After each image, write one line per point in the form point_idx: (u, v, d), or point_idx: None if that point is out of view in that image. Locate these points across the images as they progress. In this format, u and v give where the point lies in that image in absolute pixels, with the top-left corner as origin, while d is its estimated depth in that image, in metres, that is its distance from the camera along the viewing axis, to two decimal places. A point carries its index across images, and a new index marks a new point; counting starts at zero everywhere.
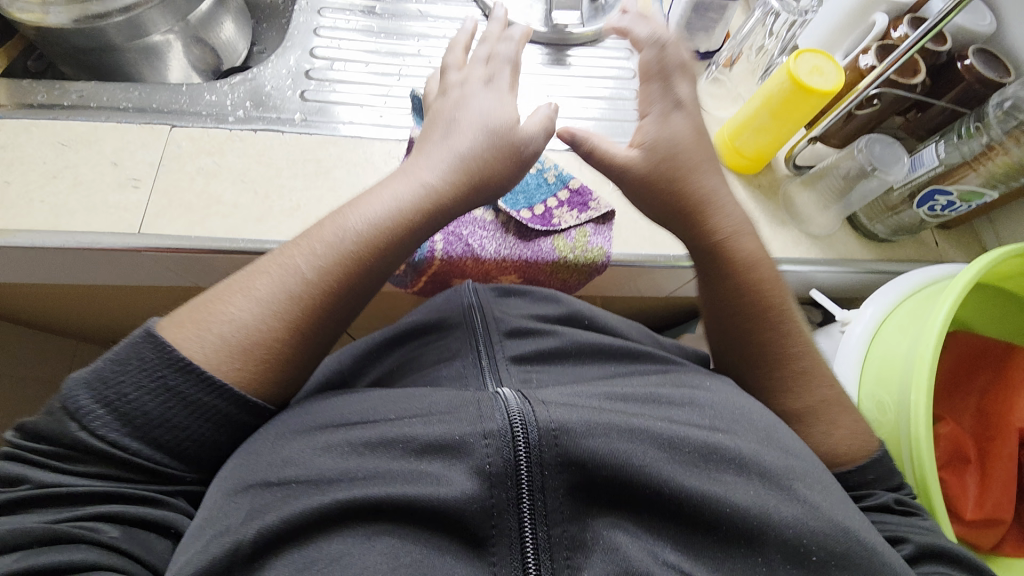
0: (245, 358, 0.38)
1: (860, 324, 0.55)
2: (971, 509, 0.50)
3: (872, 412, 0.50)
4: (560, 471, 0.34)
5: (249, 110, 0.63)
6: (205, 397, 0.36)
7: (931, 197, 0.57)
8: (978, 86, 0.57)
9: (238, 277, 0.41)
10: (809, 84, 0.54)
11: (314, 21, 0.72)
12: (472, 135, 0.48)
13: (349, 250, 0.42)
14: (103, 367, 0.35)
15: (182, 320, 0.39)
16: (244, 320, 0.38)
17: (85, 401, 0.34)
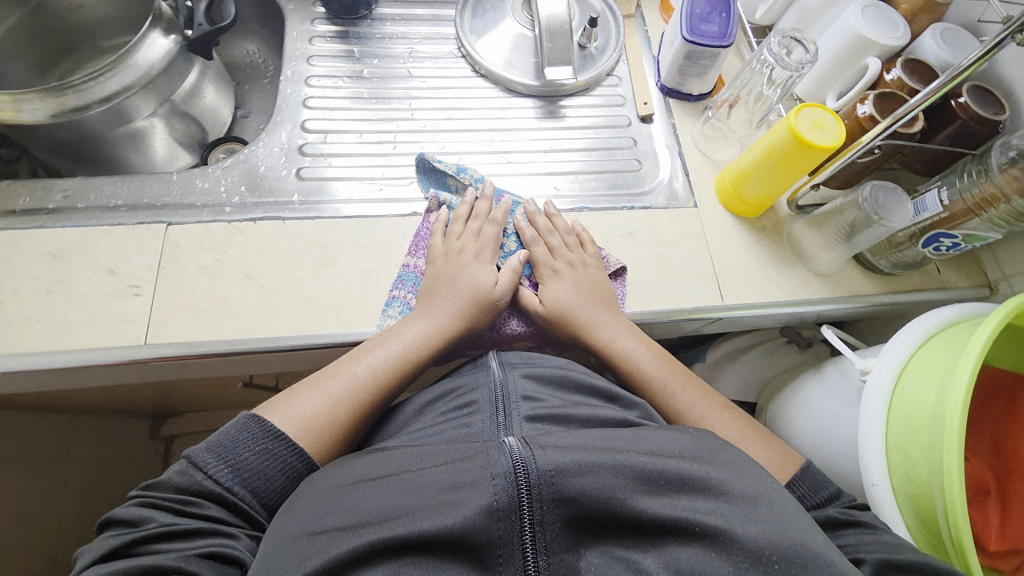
0: (322, 433, 0.46)
1: (880, 375, 0.54)
2: (994, 541, 0.51)
3: (903, 466, 0.50)
4: (557, 506, 0.35)
5: (245, 196, 0.61)
6: (290, 458, 0.43)
7: (936, 239, 0.58)
8: (973, 124, 0.58)
9: (319, 372, 0.50)
10: (812, 140, 0.54)
11: (301, 91, 0.70)
12: (478, 298, 0.55)
13: (393, 361, 0.50)
14: (222, 436, 0.42)
15: (271, 406, 0.47)
16: (322, 410, 0.46)
17: (206, 455, 0.41)
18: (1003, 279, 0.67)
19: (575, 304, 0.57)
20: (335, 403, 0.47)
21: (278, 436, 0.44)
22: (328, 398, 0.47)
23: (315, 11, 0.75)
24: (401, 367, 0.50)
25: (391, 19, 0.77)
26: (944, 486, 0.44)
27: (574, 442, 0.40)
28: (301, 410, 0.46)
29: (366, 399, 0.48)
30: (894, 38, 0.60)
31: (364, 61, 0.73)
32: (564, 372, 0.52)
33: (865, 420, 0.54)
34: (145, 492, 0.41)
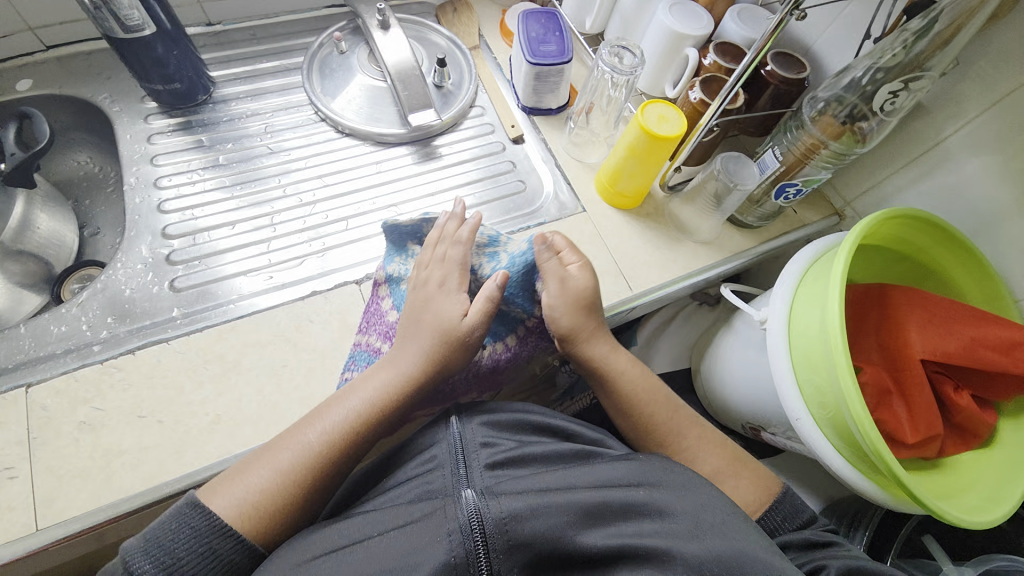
0: (268, 515, 0.43)
1: (775, 320, 0.61)
2: (911, 435, 0.59)
3: (814, 396, 0.56)
4: (511, 553, 0.39)
5: (114, 327, 0.55)
6: (233, 553, 0.42)
7: (784, 190, 0.66)
8: (783, 86, 0.67)
9: (273, 442, 0.47)
10: (661, 133, 0.60)
11: (153, 196, 0.64)
12: (437, 337, 0.52)
13: (352, 422, 0.48)
14: (160, 534, 0.40)
15: (219, 483, 0.44)
16: (269, 491, 0.44)
17: (140, 564, 0.38)
18: (847, 205, 0.78)
19: (559, 321, 0.56)
20: (286, 481, 0.44)
21: (224, 531, 0.41)
22: (279, 474, 0.44)
23: (145, 107, 0.70)
24: (357, 428, 0.48)
25: (236, 99, 0.73)
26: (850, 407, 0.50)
27: (528, 485, 0.43)
28: (248, 490, 0.44)
29: (321, 469, 0.46)
30: (701, 28, 0.67)
31: (217, 148, 0.69)
32: (518, 413, 0.53)
33: (774, 360, 0.60)
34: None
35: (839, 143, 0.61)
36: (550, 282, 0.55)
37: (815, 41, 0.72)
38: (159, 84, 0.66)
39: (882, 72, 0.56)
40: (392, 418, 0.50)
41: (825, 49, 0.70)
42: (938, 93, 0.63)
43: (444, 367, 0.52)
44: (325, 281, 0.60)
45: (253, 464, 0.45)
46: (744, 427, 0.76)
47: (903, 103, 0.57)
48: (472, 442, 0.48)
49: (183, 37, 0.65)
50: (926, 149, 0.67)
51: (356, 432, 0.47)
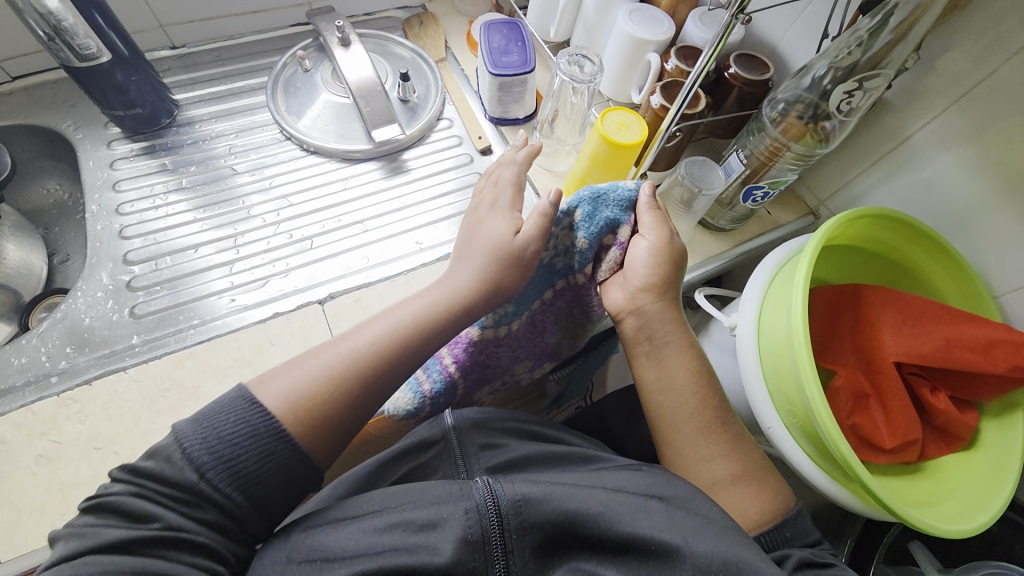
0: (315, 423, 0.42)
1: (745, 325, 0.60)
2: (888, 438, 0.58)
3: (784, 402, 0.55)
4: (523, 534, 0.41)
5: (74, 358, 0.54)
6: (287, 461, 0.40)
7: (751, 193, 0.65)
8: (748, 88, 0.66)
9: (316, 351, 0.47)
10: (621, 141, 0.59)
11: (115, 222, 0.64)
12: (488, 253, 0.52)
13: (404, 332, 0.48)
14: (222, 427, 0.39)
15: (273, 376, 0.44)
16: (318, 393, 0.43)
17: (197, 448, 0.38)
18: (821, 204, 0.77)
19: (639, 272, 0.54)
20: (336, 387, 0.44)
21: (279, 434, 0.41)
22: (335, 375, 0.44)
23: (109, 132, 0.70)
24: (407, 336, 0.48)
25: (201, 120, 0.73)
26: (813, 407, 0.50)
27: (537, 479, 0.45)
28: (299, 388, 0.43)
29: (368, 376, 0.46)
30: (661, 32, 0.66)
31: (181, 171, 0.69)
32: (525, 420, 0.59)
33: (743, 361, 0.59)
34: (138, 481, 0.38)
35: (801, 145, 0.60)
36: (647, 229, 0.54)
37: (780, 40, 0.71)
38: (120, 110, 0.66)
39: (840, 70, 0.55)
40: (438, 334, 0.49)
41: (790, 48, 0.70)
42: (905, 87, 0.62)
43: (498, 282, 0.52)
44: (288, 302, 0.60)
45: (299, 365, 0.45)
46: None
47: (860, 102, 0.56)
48: (472, 447, 0.53)
49: (142, 62, 0.66)
50: (895, 145, 0.66)
51: (405, 339, 0.48)
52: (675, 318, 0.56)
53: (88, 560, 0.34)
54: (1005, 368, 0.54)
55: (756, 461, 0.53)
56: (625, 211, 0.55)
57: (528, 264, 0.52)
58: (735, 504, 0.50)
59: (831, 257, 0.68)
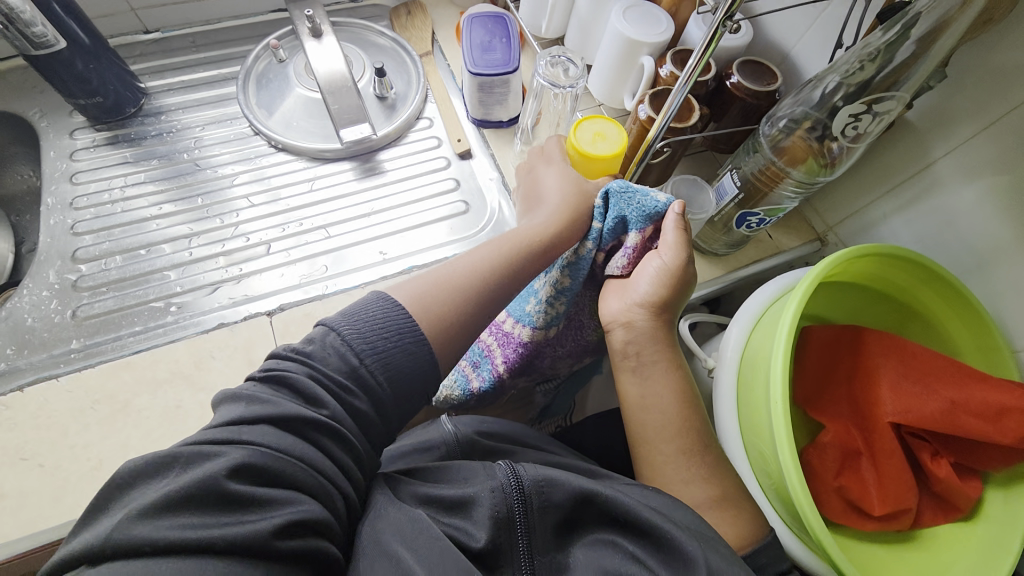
0: (445, 328, 0.44)
1: (725, 371, 0.54)
2: (876, 505, 0.52)
3: (757, 459, 0.50)
4: (547, 514, 0.38)
5: (13, 359, 0.53)
6: (419, 358, 0.41)
7: (745, 219, 0.58)
8: (752, 100, 0.59)
9: (436, 270, 0.48)
10: (590, 152, 0.55)
11: (69, 217, 0.62)
12: (578, 197, 0.54)
13: (511, 259, 0.49)
14: (381, 314, 0.42)
15: (416, 287, 0.46)
16: (445, 306, 0.45)
17: (350, 335, 0.40)
18: (829, 229, 0.70)
19: (648, 292, 0.48)
20: (455, 297, 0.45)
21: (415, 334, 0.42)
22: (455, 288, 0.46)
23: (73, 120, 0.68)
24: (509, 265, 0.49)
25: (170, 111, 0.70)
26: (785, 461, 0.44)
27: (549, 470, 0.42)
28: (428, 298, 0.45)
29: (485, 292, 0.47)
30: (656, 35, 0.60)
31: (143, 164, 0.66)
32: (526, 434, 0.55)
33: (722, 397, 0.54)
34: (310, 362, 0.38)
35: (801, 171, 0.53)
36: (664, 246, 0.48)
37: (793, 46, 0.63)
38: (82, 99, 0.64)
39: (849, 88, 0.49)
40: (538, 261, 0.50)
41: (803, 56, 0.62)
42: (929, 108, 0.54)
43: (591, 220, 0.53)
44: (236, 312, 0.57)
45: (432, 277, 0.47)
46: None
47: (868, 127, 0.50)
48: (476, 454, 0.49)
49: (104, 47, 0.63)
50: (914, 173, 0.58)
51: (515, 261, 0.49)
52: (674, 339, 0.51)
53: (266, 428, 0.33)
54: (1014, 439, 0.48)
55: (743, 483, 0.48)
56: (642, 221, 0.49)
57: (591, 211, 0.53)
58: (723, 519, 0.44)
59: (833, 296, 0.62)
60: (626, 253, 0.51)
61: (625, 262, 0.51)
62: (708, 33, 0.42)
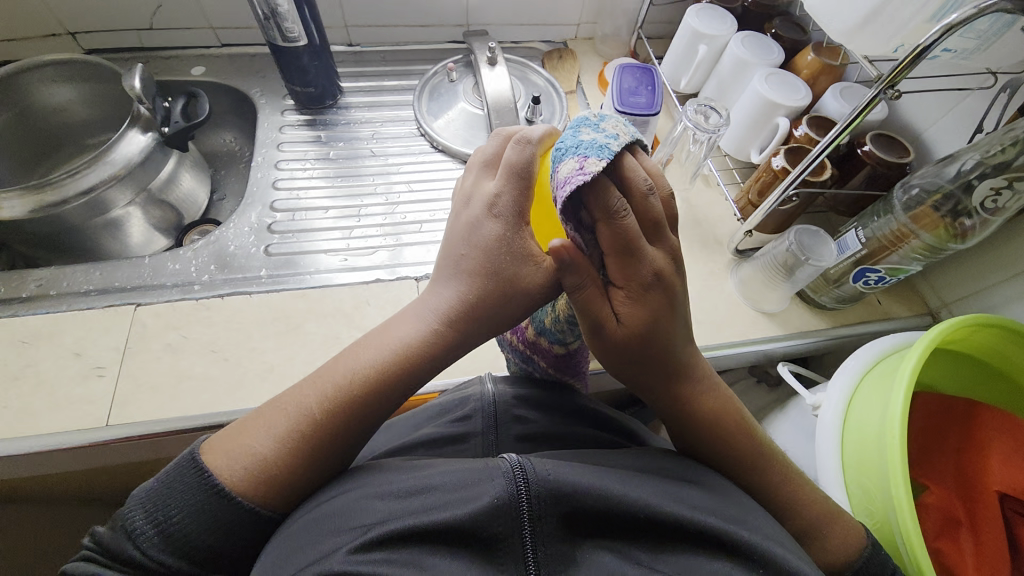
0: (267, 483, 0.41)
1: (830, 409, 0.55)
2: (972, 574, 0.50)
3: (859, 498, 0.50)
4: (552, 508, 0.36)
5: (215, 274, 0.64)
6: (233, 515, 0.40)
7: (863, 274, 0.62)
8: (881, 168, 0.64)
9: (265, 409, 0.45)
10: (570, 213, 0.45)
11: (271, 174, 0.76)
12: (489, 286, 0.45)
13: (352, 388, 0.43)
14: (154, 491, 0.40)
15: (222, 437, 0.43)
16: (269, 455, 0.41)
17: (139, 513, 0.40)
18: (944, 306, 0.71)
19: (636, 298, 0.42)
20: (285, 441, 0.42)
21: (216, 491, 0.40)
22: (277, 430, 0.42)
23: (285, 102, 0.83)
24: (358, 384, 0.43)
25: (356, 107, 0.85)
26: (896, 507, 0.45)
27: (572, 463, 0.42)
28: (236, 448, 0.42)
29: (316, 425, 0.42)
30: (797, 99, 0.67)
31: (330, 145, 0.80)
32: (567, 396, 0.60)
33: (822, 441, 0.55)
34: (93, 536, 0.40)
35: (932, 235, 0.57)
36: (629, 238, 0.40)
37: (925, 129, 0.69)
38: (298, 86, 0.79)
39: (986, 166, 0.53)
40: (393, 377, 0.44)
41: (935, 138, 0.67)
42: None
43: (495, 316, 0.45)
44: (389, 272, 0.67)
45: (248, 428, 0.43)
46: None
47: (1007, 203, 0.52)
48: (507, 436, 0.54)
49: (326, 50, 0.78)
50: None
51: (353, 392, 0.43)
52: (669, 357, 0.45)
53: None
54: None
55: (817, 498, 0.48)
56: (589, 149, 0.39)
57: (523, 296, 0.45)
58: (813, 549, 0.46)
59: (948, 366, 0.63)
60: (561, 188, 0.39)
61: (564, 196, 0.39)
62: (863, 103, 0.49)
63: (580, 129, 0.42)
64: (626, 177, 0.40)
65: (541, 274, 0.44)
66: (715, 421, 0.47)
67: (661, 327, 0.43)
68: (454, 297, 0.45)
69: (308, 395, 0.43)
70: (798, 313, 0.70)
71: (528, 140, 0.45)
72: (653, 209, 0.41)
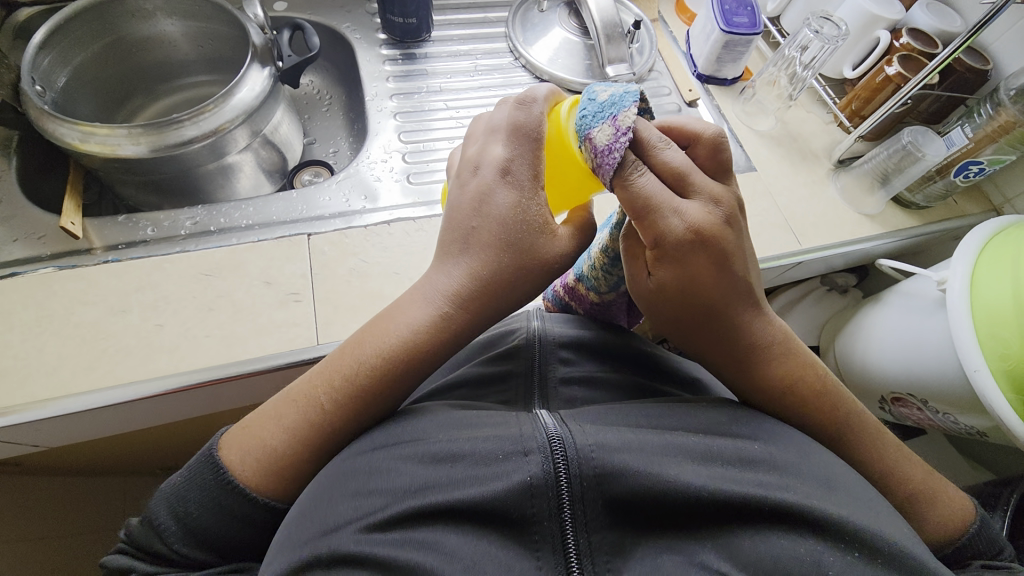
0: (279, 479, 0.40)
1: (958, 279, 0.63)
2: None
3: (996, 351, 0.58)
4: (597, 484, 0.34)
5: (366, 204, 0.64)
6: (253, 513, 0.40)
7: (966, 167, 0.71)
8: (969, 74, 0.72)
9: (273, 403, 0.42)
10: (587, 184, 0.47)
11: (388, 107, 0.75)
12: (501, 259, 0.41)
13: (363, 382, 0.40)
14: (176, 487, 0.41)
15: (235, 431, 0.42)
16: (279, 447, 0.40)
17: (162, 510, 0.40)
18: (1006, 202, 0.80)
19: (678, 263, 0.40)
20: (298, 440, 0.40)
21: (228, 490, 0.39)
22: (289, 422, 0.40)
23: (378, 37, 0.82)
24: (371, 373, 0.40)
25: (450, 39, 0.84)
26: None
27: (616, 425, 0.39)
28: (247, 438, 0.41)
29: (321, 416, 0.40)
30: (895, 13, 0.73)
31: (434, 78, 0.80)
32: (623, 339, 0.55)
33: (955, 321, 0.62)
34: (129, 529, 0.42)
35: None
36: (666, 204, 0.39)
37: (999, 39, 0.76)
38: (397, 17, 0.78)
39: None
40: (411, 372, 0.41)
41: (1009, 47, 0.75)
42: None
43: (511, 292, 0.42)
44: None
45: (255, 423, 0.41)
46: (882, 399, 0.78)
47: None
48: (552, 377, 0.48)
49: None
50: None
51: (365, 375, 0.40)
52: (723, 321, 0.44)
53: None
54: None
55: (878, 468, 0.46)
56: (614, 108, 0.39)
57: (538, 268, 0.42)
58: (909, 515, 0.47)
59: None
60: (608, 156, 0.39)
61: (613, 163, 0.39)
62: (999, 6, 0.57)
63: (595, 92, 0.41)
64: (638, 140, 0.41)
65: (555, 245, 0.42)
66: (783, 390, 0.45)
67: (707, 289, 0.41)
68: (464, 275, 0.41)
69: (317, 387, 0.41)
70: (892, 213, 0.77)
71: (533, 99, 0.44)
72: (671, 162, 0.40)
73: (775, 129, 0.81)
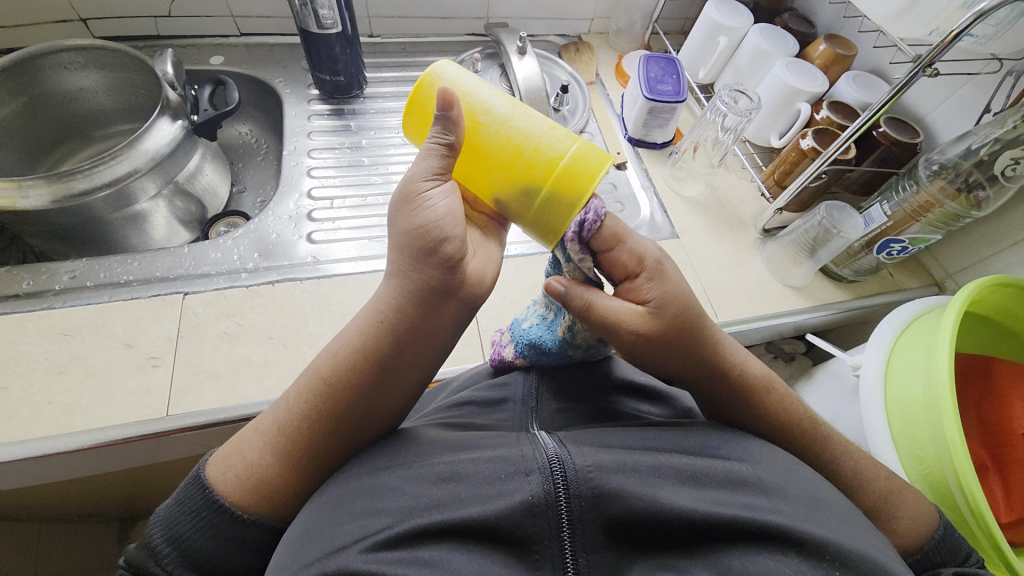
0: (276, 493, 0.38)
1: (870, 367, 0.60)
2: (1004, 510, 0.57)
3: (909, 447, 0.54)
4: (596, 510, 0.31)
5: (259, 262, 0.63)
6: (242, 530, 0.38)
7: (887, 245, 0.69)
8: (896, 148, 0.69)
9: (245, 432, 0.41)
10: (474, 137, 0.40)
11: (304, 162, 0.75)
12: (410, 257, 0.40)
13: (300, 408, 0.40)
14: (168, 511, 0.38)
15: (226, 452, 0.40)
16: (263, 461, 0.39)
17: (158, 534, 0.38)
18: (948, 276, 0.76)
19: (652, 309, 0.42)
20: (270, 446, 0.39)
21: (219, 511, 0.38)
22: (270, 435, 0.40)
23: (310, 92, 0.83)
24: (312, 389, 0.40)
25: (382, 97, 0.85)
26: (953, 456, 0.49)
27: (610, 443, 0.36)
28: (235, 453, 0.40)
29: (279, 443, 0.39)
30: (817, 86, 0.72)
31: (360, 133, 0.80)
32: (589, 367, 0.49)
33: (873, 409, 0.58)
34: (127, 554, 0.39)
35: (954, 204, 0.63)
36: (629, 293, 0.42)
37: (928, 113, 0.74)
38: (326, 75, 0.79)
39: (1000, 142, 0.59)
40: (335, 372, 0.40)
41: (937, 122, 0.73)
42: None
43: (426, 274, 0.40)
44: None
45: (241, 443, 0.40)
46: None
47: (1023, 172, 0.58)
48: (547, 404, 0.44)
49: (357, 39, 0.77)
50: None
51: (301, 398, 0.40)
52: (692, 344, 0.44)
53: None
54: None
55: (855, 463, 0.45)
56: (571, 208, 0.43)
57: (440, 239, 0.39)
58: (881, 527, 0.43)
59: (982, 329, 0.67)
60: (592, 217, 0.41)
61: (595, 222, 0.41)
62: (903, 79, 0.54)
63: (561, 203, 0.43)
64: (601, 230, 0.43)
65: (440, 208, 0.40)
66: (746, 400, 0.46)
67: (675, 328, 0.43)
68: (384, 292, 0.41)
69: (285, 417, 0.40)
70: (821, 287, 0.74)
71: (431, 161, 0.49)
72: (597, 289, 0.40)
73: (703, 195, 0.80)
